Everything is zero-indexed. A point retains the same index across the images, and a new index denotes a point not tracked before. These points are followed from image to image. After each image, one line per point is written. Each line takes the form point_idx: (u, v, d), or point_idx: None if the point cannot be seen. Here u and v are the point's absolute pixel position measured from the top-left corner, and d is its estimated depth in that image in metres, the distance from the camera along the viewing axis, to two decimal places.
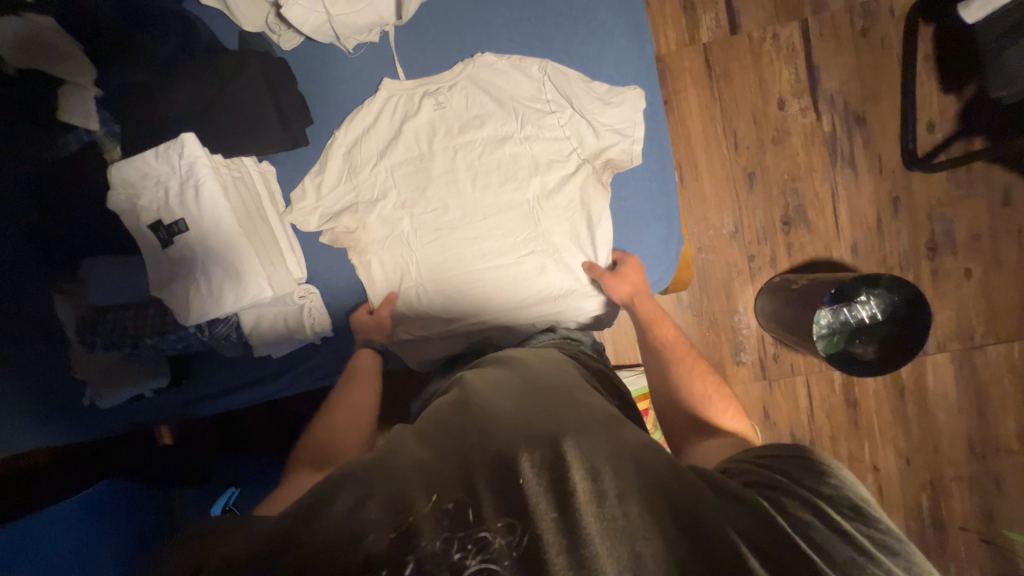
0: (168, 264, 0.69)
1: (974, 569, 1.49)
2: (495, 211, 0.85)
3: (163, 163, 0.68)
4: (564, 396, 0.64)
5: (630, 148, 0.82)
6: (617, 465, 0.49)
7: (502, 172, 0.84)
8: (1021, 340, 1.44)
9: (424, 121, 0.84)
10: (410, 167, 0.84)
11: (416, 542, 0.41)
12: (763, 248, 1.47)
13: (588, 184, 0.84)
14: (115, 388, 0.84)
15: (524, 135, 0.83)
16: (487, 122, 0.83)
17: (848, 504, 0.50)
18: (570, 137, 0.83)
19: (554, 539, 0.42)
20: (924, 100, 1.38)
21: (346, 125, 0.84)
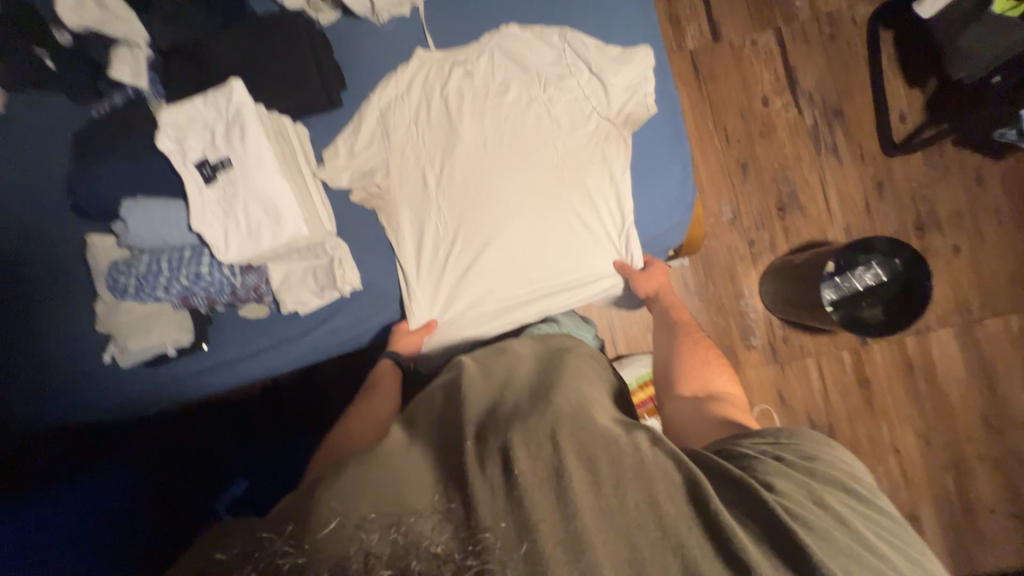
0: (210, 201, 0.73)
1: (1012, 554, 1.42)
2: (519, 169, 0.88)
3: (211, 107, 0.73)
4: (560, 377, 0.62)
5: (645, 100, 0.88)
6: (611, 454, 0.49)
7: (526, 133, 0.88)
8: (1016, 312, 1.49)
9: (455, 86, 0.90)
10: (440, 129, 0.89)
11: (418, 541, 0.44)
12: (762, 233, 1.53)
13: (610, 138, 0.89)
14: (135, 345, 0.81)
15: (547, 97, 0.90)
16: (512, 86, 0.90)
17: (820, 476, 0.56)
18: (589, 98, 0.89)
19: (551, 533, 0.44)
20: (892, 93, 1.52)
21: (381, 89, 0.89)
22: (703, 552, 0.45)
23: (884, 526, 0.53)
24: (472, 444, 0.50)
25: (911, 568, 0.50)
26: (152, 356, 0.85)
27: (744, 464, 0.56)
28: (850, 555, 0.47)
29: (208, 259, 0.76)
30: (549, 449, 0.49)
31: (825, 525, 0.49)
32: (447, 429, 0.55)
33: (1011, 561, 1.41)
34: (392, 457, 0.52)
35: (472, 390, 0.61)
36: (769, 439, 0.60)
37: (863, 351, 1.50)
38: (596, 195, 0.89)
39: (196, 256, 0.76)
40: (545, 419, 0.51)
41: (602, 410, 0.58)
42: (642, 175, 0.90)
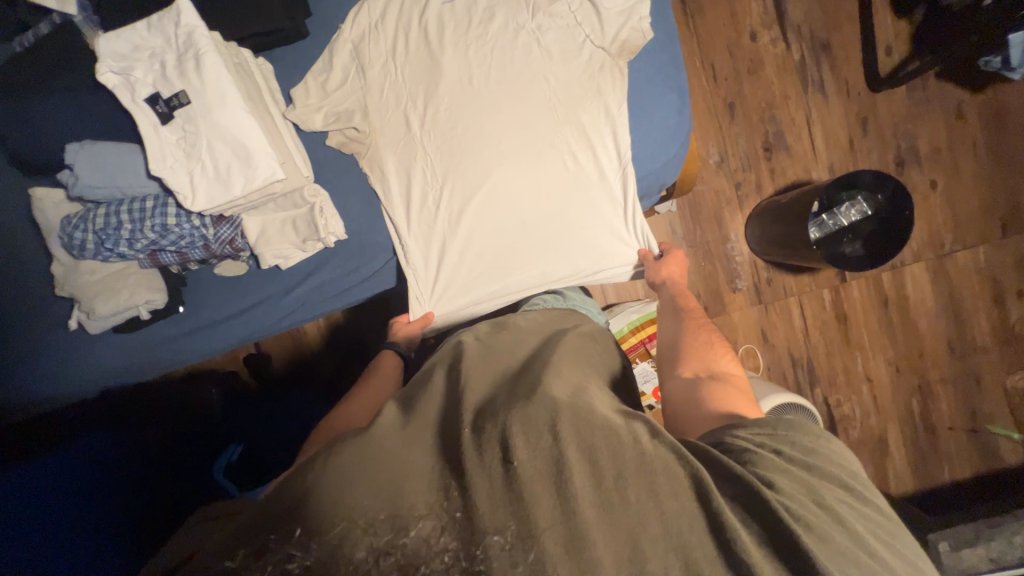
0: (169, 142, 0.65)
1: (966, 465, 1.55)
2: (508, 110, 0.80)
3: (157, 34, 0.63)
4: (557, 360, 0.64)
5: (641, 25, 0.76)
6: (611, 444, 0.50)
7: (513, 67, 0.79)
8: (985, 244, 1.54)
9: (434, 13, 0.80)
10: (420, 65, 0.80)
11: (424, 551, 0.45)
12: (748, 175, 1.52)
13: (605, 70, 0.79)
14: (103, 312, 0.73)
15: (536, 25, 0.79)
16: (498, 12, 0.79)
17: (820, 470, 0.54)
18: (581, 23, 0.79)
19: (553, 532, 0.45)
20: (881, 24, 1.48)
21: (353, 18, 0.79)
22: (704, 552, 0.46)
23: (877, 518, 0.53)
24: (470, 435, 0.51)
25: (900, 558, 0.51)
26: (121, 321, 0.77)
27: (744, 458, 0.53)
28: (837, 547, 0.48)
29: (175, 209, 0.69)
30: (548, 441, 0.49)
31: (825, 526, 0.49)
32: (447, 421, 0.56)
33: (965, 471, 1.54)
34: (392, 454, 0.51)
35: (472, 377, 0.62)
36: (765, 431, 0.57)
37: (841, 288, 1.55)
38: (593, 139, 0.81)
39: (161, 206, 0.69)
40: (544, 409, 0.52)
41: (600, 396, 0.59)
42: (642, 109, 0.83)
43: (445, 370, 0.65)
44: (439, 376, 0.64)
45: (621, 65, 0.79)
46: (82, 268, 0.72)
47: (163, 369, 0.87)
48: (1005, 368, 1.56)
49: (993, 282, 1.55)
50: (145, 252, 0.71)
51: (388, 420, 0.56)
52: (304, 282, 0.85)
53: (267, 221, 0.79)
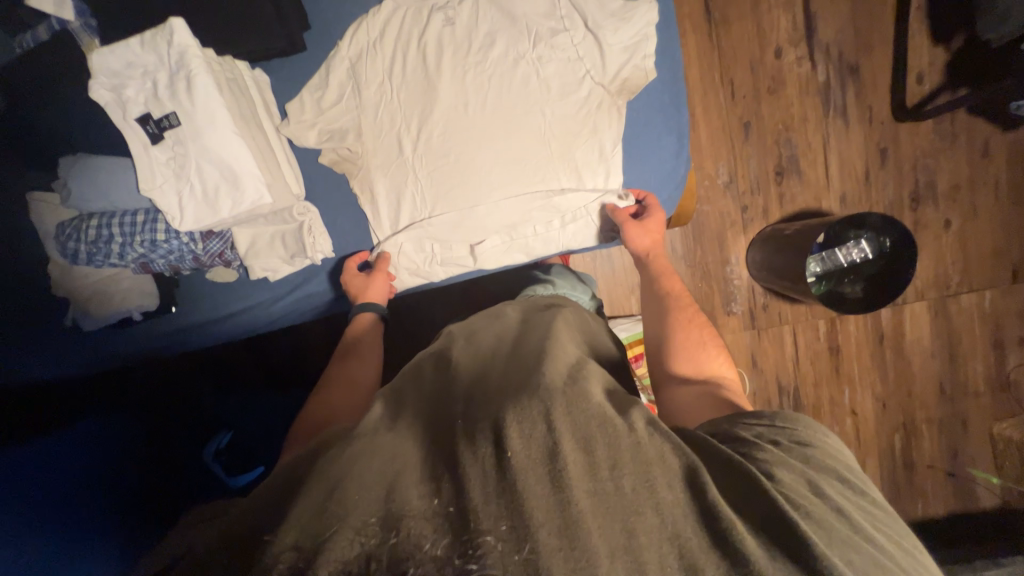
0: (160, 161, 0.67)
1: (941, 505, 1.55)
2: (504, 133, 0.81)
3: (150, 51, 0.64)
4: (549, 344, 0.61)
5: (644, 63, 0.80)
6: (606, 432, 0.47)
7: (512, 93, 0.81)
8: (991, 289, 1.51)
9: (434, 35, 0.80)
10: (418, 87, 0.81)
11: (417, 547, 0.40)
12: (756, 199, 1.47)
13: (602, 108, 0.83)
14: (97, 316, 0.78)
15: (537, 55, 0.81)
16: (499, 38, 0.80)
17: (819, 463, 0.51)
18: (582, 58, 0.81)
19: (549, 523, 0.40)
20: (916, 50, 1.40)
21: (352, 34, 0.79)
22: (700, 543, 0.42)
23: (878, 514, 0.49)
24: (463, 428, 0.49)
25: (912, 559, 0.46)
26: (114, 321, 0.82)
27: (743, 449, 0.51)
28: (855, 550, 0.43)
29: (164, 226, 0.71)
30: (541, 429, 0.46)
31: (823, 515, 0.45)
32: (437, 413, 0.54)
33: (938, 511, 1.54)
34: (379, 448, 0.48)
35: (462, 368, 0.61)
36: (764, 422, 0.55)
37: (838, 321, 1.52)
38: (583, 172, 0.84)
39: (151, 221, 0.71)
40: (535, 396, 0.49)
41: (596, 378, 0.56)
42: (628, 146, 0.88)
43: (436, 361, 0.64)
44: (430, 368, 0.63)
45: (620, 104, 0.83)
46: (72, 273, 0.75)
47: (175, 349, 0.90)
48: (993, 414, 1.54)
49: (995, 328, 1.52)
50: (136, 263, 0.74)
51: (373, 415, 0.54)
52: (297, 288, 0.88)
53: (254, 228, 0.79)
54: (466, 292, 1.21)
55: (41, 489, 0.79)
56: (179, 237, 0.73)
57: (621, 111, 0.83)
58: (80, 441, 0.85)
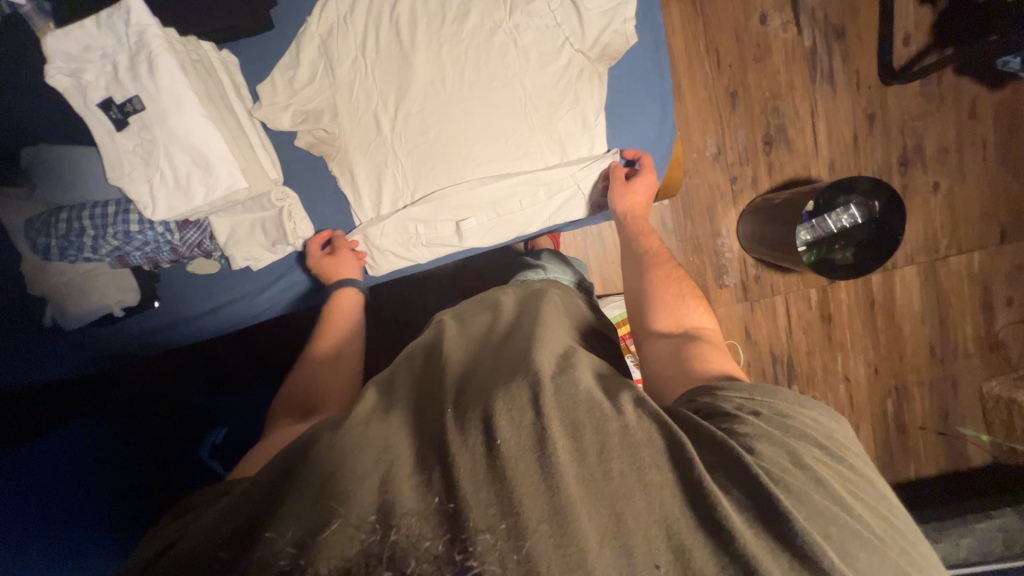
0: (126, 148, 0.65)
1: (932, 465, 1.58)
2: (483, 109, 0.80)
3: (107, 32, 0.61)
4: (539, 329, 0.61)
5: (624, 28, 0.78)
6: (594, 417, 0.47)
7: (490, 66, 0.79)
8: (980, 250, 1.51)
9: (406, 8, 0.78)
10: (393, 63, 0.79)
11: (416, 544, 0.39)
12: (745, 169, 1.45)
13: (583, 76, 0.81)
14: (77, 313, 0.76)
15: (513, 25, 0.79)
16: (473, 7, 0.78)
17: (797, 432, 0.50)
18: (560, 25, 0.79)
19: (538, 511, 0.40)
20: (902, 10, 1.38)
21: (320, 8, 0.77)
22: (688, 523, 0.42)
23: (856, 481, 0.49)
24: (452, 415, 0.47)
25: (888, 530, 0.47)
26: (95, 318, 0.80)
27: (725, 424, 0.50)
28: (833, 521, 0.44)
29: (137, 216, 0.70)
30: (530, 417, 0.46)
31: (805, 488, 0.45)
32: (426, 400, 0.53)
33: (929, 471, 1.57)
34: (371, 438, 0.47)
35: (452, 354, 0.60)
36: (744, 393, 0.54)
37: (829, 289, 1.52)
38: (566, 143, 0.83)
39: (123, 212, 0.70)
40: (523, 383, 0.49)
41: (585, 364, 0.56)
42: (612, 115, 0.86)
43: (427, 349, 0.63)
44: (421, 356, 0.62)
45: (602, 71, 0.81)
46: (46, 270, 0.73)
47: (164, 346, 0.89)
48: (982, 374, 1.56)
49: (984, 289, 1.53)
50: (112, 256, 0.73)
51: (365, 403, 0.53)
52: (281, 278, 0.87)
53: (233, 216, 0.78)
54: (456, 277, 1.19)
55: (40, 497, 0.78)
56: (155, 227, 0.71)
57: (603, 78, 0.82)
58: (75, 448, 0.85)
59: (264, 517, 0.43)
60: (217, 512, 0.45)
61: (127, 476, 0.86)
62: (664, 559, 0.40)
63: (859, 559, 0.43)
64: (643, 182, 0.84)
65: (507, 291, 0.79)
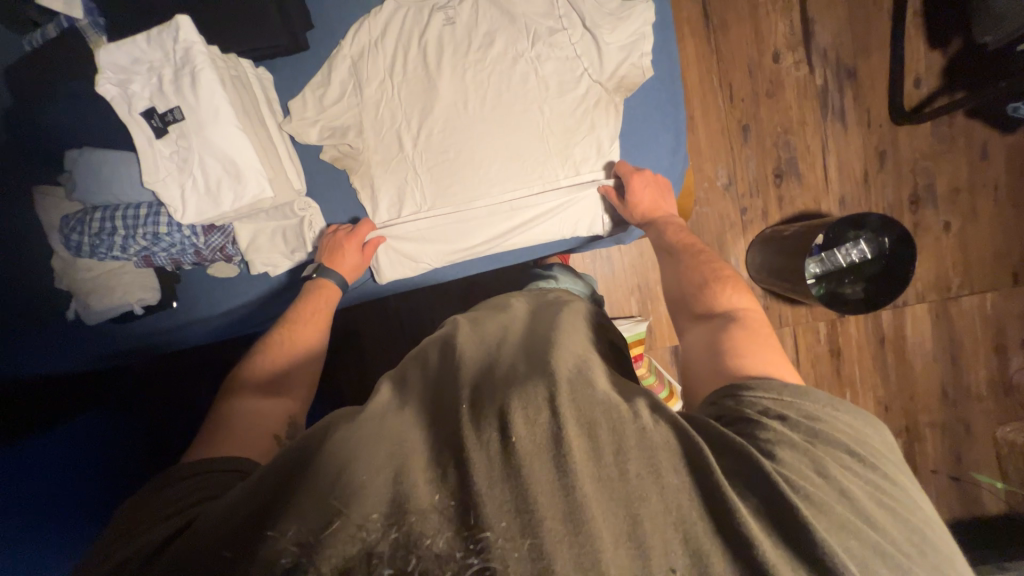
0: (164, 155, 0.68)
1: (945, 510, 1.52)
2: (502, 131, 0.83)
3: (156, 47, 0.66)
4: (555, 334, 0.61)
5: (641, 61, 0.82)
6: (611, 418, 0.47)
7: (511, 90, 0.83)
8: (993, 291, 1.50)
9: (435, 35, 0.83)
10: (418, 85, 0.83)
11: (418, 542, 0.40)
12: (755, 201, 1.47)
13: (600, 105, 0.84)
14: (99, 308, 0.78)
15: (535, 54, 0.83)
16: (498, 37, 0.83)
17: (827, 437, 0.50)
18: (580, 56, 0.83)
19: (552, 509, 0.41)
20: (913, 54, 1.42)
21: (354, 33, 0.82)
22: (704, 527, 0.42)
23: (888, 490, 0.48)
24: (467, 411, 0.48)
25: (918, 540, 0.46)
26: (115, 315, 0.83)
27: (747, 430, 0.49)
28: (854, 535, 0.44)
29: (166, 219, 0.72)
30: (546, 416, 0.46)
31: (826, 498, 0.45)
32: (441, 395, 0.53)
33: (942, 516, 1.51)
34: (385, 432, 0.48)
35: (467, 352, 0.60)
36: (773, 395, 0.53)
37: (839, 323, 1.51)
38: (580, 167, 0.85)
39: (153, 214, 0.73)
40: (540, 383, 0.49)
41: (601, 371, 0.55)
42: (626, 141, 0.89)
43: (440, 349, 0.62)
44: (435, 352, 0.62)
45: (618, 102, 0.85)
46: (74, 264, 0.76)
47: (180, 346, 0.91)
48: (996, 417, 1.53)
49: (997, 331, 1.51)
50: (139, 256, 0.76)
51: (379, 399, 0.53)
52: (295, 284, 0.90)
53: (255, 222, 0.81)
54: (466, 290, 1.21)
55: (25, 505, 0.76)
56: (182, 232, 0.74)
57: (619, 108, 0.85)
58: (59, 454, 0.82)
59: (266, 506, 0.44)
60: (224, 503, 0.46)
61: (121, 485, 0.85)
62: (680, 562, 0.41)
63: (880, 574, 0.43)
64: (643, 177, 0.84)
65: (518, 296, 0.80)
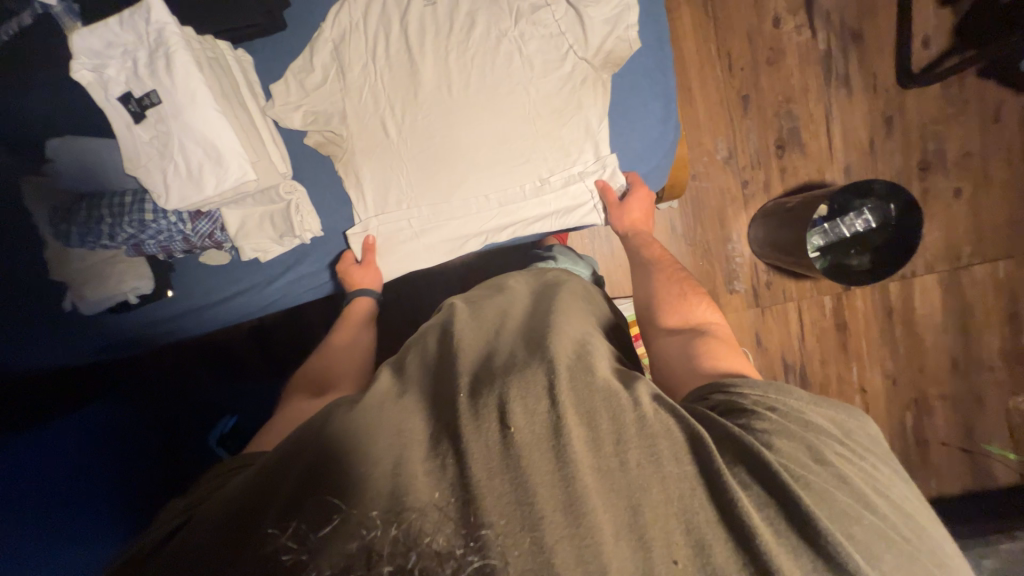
0: (143, 140, 0.68)
1: (955, 483, 1.50)
2: (487, 114, 0.83)
3: (129, 30, 0.65)
4: (557, 317, 0.60)
5: (627, 34, 0.81)
6: (611, 408, 0.46)
7: (496, 73, 0.83)
8: (1006, 259, 1.46)
9: (416, 16, 0.82)
10: (401, 70, 0.83)
11: (418, 539, 0.39)
12: (757, 173, 1.43)
13: (587, 82, 0.84)
14: (94, 298, 0.79)
15: (519, 33, 0.83)
16: (479, 17, 0.82)
17: (815, 426, 0.49)
18: (565, 33, 0.83)
19: (551, 502, 0.40)
20: (921, 13, 1.36)
21: (333, 17, 0.82)
22: (707, 518, 0.42)
23: (878, 477, 0.48)
24: (465, 400, 0.47)
25: (915, 529, 0.45)
26: (111, 305, 0.84)
27: (742, 420, 0.49)
28: (857, 521, 0.43)
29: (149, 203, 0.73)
30: (545, 405, 0.46)
31: (827, 485, 0.44)
32: (439, 383, 0.53)
33: (952, 489, 1.50)
34: (385, 421, 0.47)
35: (466, 338, 0.58)
36: (760, 390, 0.52)
37: (845, 296, 1.47)
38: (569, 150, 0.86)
39: (138, 201, 0.74)
40: (539, 370, 0.49)
41: (602, 355, 0.54)
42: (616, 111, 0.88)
43: (439, 333, 0.61)
44: (434, 338, 0.61)
45: (605, 77, 0.84)
46: (70, 256, 0.77)
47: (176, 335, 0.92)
48: (1009, 388, 1.49)
49: (1010, 299, 1.47)
50: (128, 243, 0.76)
51: (379, 386, 0.53)
52: (289, 271, 0.90)
53: (242, 205, 0.81)
54: (464, 277, 1.19)
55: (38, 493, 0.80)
56: (167, 215, 0.75)
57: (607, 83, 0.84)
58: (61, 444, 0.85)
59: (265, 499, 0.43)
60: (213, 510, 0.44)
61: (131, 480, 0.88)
62: (682, 552, 0.41)
63: (885, 562, 0.41)
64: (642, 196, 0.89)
65: (519, 278, 0.77)
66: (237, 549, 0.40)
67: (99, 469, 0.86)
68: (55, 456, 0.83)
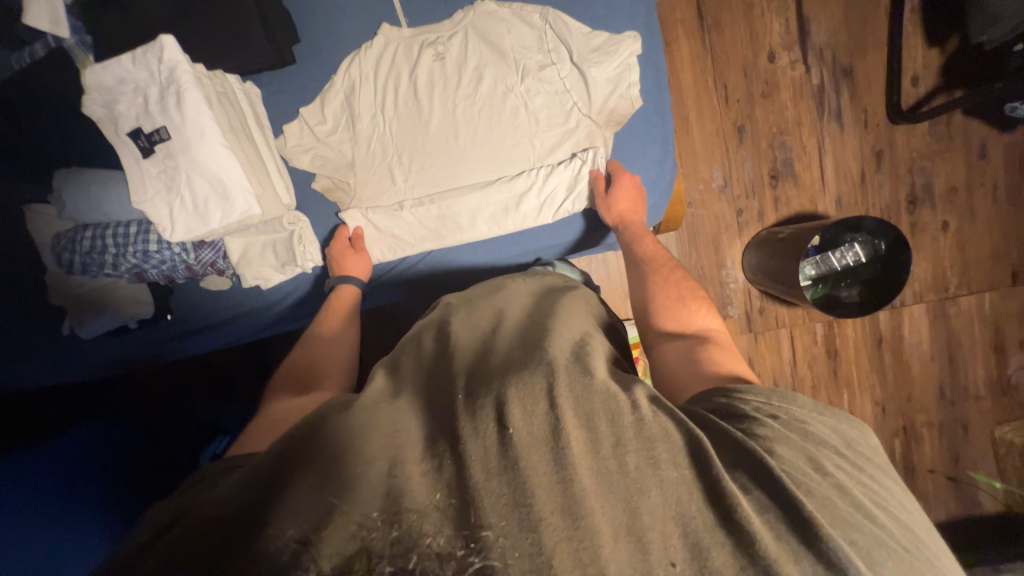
0: (151, 174, 0.69)
1: (941, 509, 1.52)
2: (491, 163, 0.88)
3: (141, 67, 0.66)
4: (557, 319, 0.60)
5: (628, 93, 0.86)
6: (610, 409, 0.45)
7: (501, 124, 0.87)
8: (991, 290, 1.49)
9: (425, 69, 0.87)
10: (409, 119, 0.87)
11: (418, 540, 0.38)
12: (751, 202, 1.46)
13: (591, 139, 0.88)
14: (96, 319, 0.80)
15: (525, 88, 0.87)
16: (486, 73, 0.87)
17: (814, 433, 0.49)
18: (569, 90, 0.87)
19: (551, 504, 0.40)
20: (910, 52, 1.41)
21: (344, 69, 0.85)
22: (703, 522, 0.41)
23: (877, 487, 0.48)
24: (464, 402, 0.46)
25: (914, 541, 0.45)
26: (111, 329, 0.85)
27: (742, 424, 0.49)
28: (857, 529, 0.43)
29: (154, 235, 0.75)
30: (544, 407, 0.45)
31: (825, 492, 0.44)
32: (436, 383, 0.52)
33: (938, 515, 1.51)
34: (382, 421, 0.46)
35: (462, 338, 0.58)
36: (760, 397, 0.52)
37: (836, 324, 1.50)
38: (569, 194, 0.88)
39: (142, 232, 0.75)
40: (538, 371, 0.48)
41: (600, 355, 0.54)
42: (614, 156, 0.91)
43: (436, 332, 0.61)
44: (429, 337, 0.61)
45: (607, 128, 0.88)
46: (72, 281, 0.78)
47: (177, 352, 0.92)
48: (994, 418, 1.52)
49: (995, 330, 1.50)
50: (129, 272, 0.77)
51: (373, 387, 0.52)
52: (288, 297, 0.91)
53: (243, 233, 0.82)
54: None
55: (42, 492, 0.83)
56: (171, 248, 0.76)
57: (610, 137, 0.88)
58: (68, 441, 0.88)
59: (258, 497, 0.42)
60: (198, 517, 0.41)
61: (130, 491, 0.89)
62: (680, 555, 0.40)
63: (885, 567, 0.42)
64: (630, 181, 0.86)
65: (517, 280, 0.77)
66: (238, 547, 0.39)
67: (99, 474, 0.88)
68: (59, 459, 0.86)
